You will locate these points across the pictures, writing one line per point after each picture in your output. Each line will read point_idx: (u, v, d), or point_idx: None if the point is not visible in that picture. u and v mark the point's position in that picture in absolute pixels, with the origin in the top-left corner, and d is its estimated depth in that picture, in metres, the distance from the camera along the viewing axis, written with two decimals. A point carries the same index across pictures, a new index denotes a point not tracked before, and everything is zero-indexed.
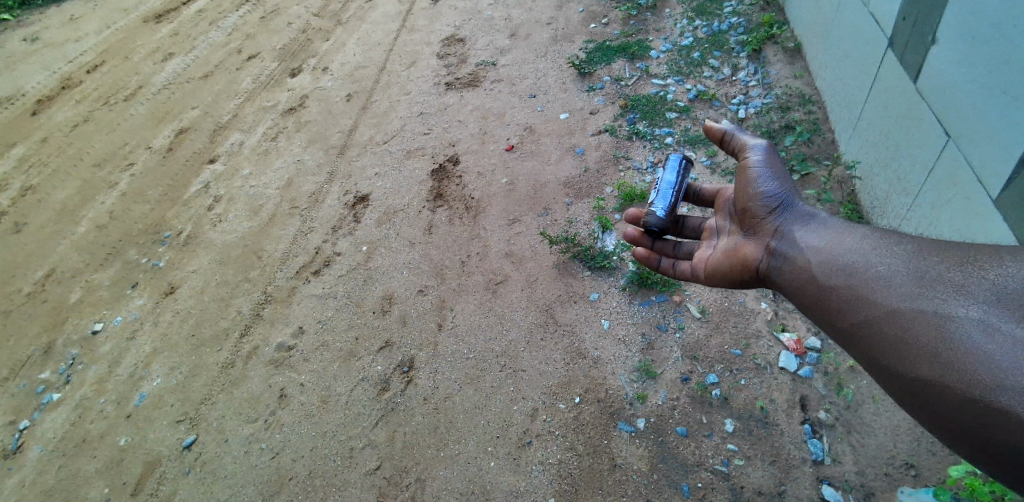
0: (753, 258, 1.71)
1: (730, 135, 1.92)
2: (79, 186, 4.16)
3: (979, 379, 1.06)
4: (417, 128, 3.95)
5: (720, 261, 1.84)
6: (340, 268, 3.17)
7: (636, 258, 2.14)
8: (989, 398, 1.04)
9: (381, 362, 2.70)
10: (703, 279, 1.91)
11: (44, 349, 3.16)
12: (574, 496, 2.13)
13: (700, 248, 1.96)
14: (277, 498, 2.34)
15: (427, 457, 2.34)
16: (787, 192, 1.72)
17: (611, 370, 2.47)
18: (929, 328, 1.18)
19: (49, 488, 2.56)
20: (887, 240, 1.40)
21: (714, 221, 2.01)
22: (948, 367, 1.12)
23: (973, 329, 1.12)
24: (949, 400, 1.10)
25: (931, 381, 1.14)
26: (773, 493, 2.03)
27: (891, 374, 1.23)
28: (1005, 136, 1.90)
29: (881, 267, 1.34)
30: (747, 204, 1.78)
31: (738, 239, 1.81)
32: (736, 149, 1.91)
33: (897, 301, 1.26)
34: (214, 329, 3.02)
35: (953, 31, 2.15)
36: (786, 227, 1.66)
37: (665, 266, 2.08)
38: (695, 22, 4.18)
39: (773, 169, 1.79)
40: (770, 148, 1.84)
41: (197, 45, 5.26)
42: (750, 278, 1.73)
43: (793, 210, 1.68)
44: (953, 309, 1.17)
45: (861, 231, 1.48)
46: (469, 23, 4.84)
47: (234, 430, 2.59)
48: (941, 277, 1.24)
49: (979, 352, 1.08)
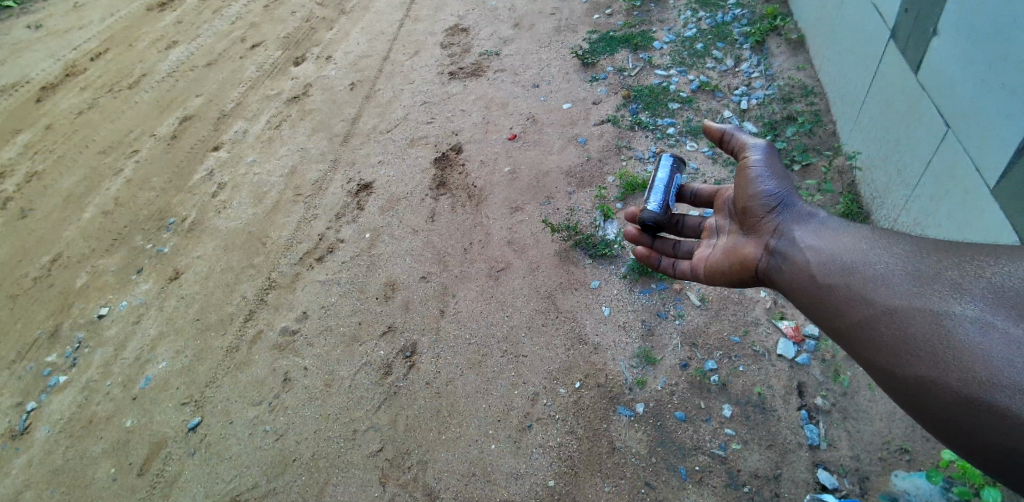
0: (753, 258, 1.72)
1: (729, 135, 1.94)
2: (85, 173, 4.19)
3: (976, 381, 1.07)
4: (420, 118, 3.96)
5: (720, 260, 1.84)
6: (344, 255, 3.19)
7: (636, 256, 2.13)
8: (985, 398, 1.05)
9: (384, 347, 2.74)
10: (703, 278, 1.91)
11: (50, 333, 3.20)
12: (573, 478, 2.17)
13: (700, 248, 1.97)
14: (281, 479, 2.38)
15: (428, 440, 2.38)
16: (787, 192, 1.74)
17: (611, 356, 2.49)
18: (927, 329, 1.19)
19: (57, 468, 2.61)
20: (886, 242, 1.41)
21: (713, 221, 2.01)
22: (945, 366, 1.13)
23: (970, 328, 1.13)
24: (946, 399, 1.11)
25: (928, 380, 1.15)
26: (769, 476, 2.06)
27: (889, 373, 1.24)
28: (1004, 125, 1.91)
29: (880, 267, 1.35)
30: (747, 203, 1.79)
31: (738, 239, 1.82)
32: (735, 149, 1.92)
33: (896, 300, 1.27)
34: (219, 314, 3.05)
35: (954, 25, 2.15)
36: (786, 227, 1.67)
37: (665, 266, 2.08)
38: (699, 13, 4.18)
39: (773, 168, 1.81)
40: (769, 148, 1.85)
41: (201, 34, 5.26)
42: (750, 278, 1.74)
43: (793, 210, 1.70)
44: (950, 308, 1.19)
45: (860, 232, 1.50)
46: (473, 13, 4.84)
47: (238, 413, 2.63)
48: (938, 275, 1.25)
49: (977, 352, 1.10)
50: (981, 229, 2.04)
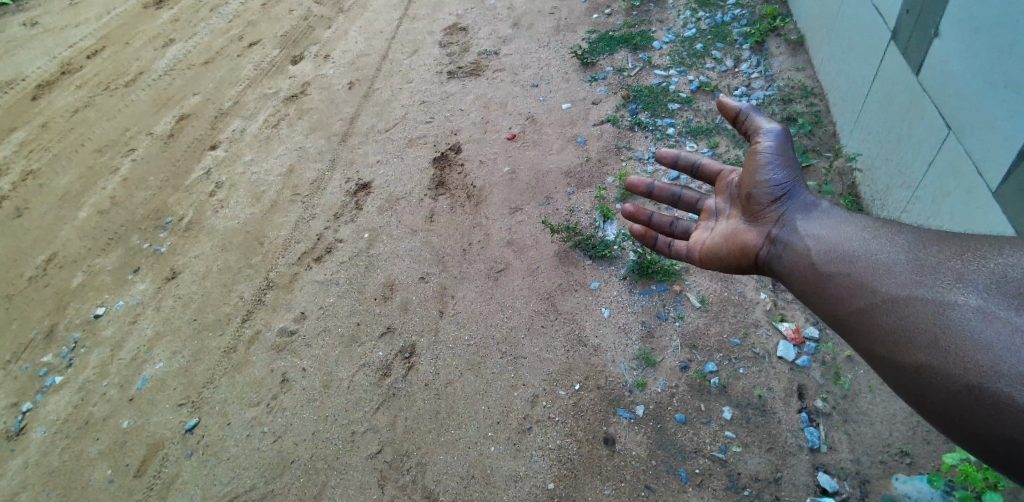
0: (753, 245, 1.70)
1: (744, 116, 1.85)
2: (81, 171, 4.16)
3: (978, 370, 1.06)
4: (419, 117, 3.94)
5: (718, 244, 1.81)
6: (342, 256, 3.18)
7: (633, 234, 2.09)
8: (987, 386, 1.04)
9: (382, 348, 2.72)
10: (699, 260, 1.88)
11: (46, 333, 3.18)
12: (573, 481, 2.16)
13: (698, 230, 1.92)
14: (279, 482, 2.36)
15: (427, 441, 2.37)
16: (794, 183, 1.69)
17: (611, 357, 2.49)
18: (929, 317, 1.18)
19: (53, 470, 2.59)
20: (888, 231, 1.41)
21: (714, 202, 1.94)
22: (947, 353, 1.12)
23: (972, 316, 1.13)
24: (946, 387, 1.10)
25: (928, 368, 1.14)
26: (769, 479, 2.05)
27: (887, 360, 1.23)
28: (1007, 128, 1.90)
29: (881, 256, 1.35)
30: (752, 190, 1.74)
31: (738, 224, 1.78)
32: (748, 131, 1.84)
33: (896, 289, 1.27)
34: (216, 314, 3.04)
35: (957, 24, 2.15)
36: (789, 216, 1.64)
37: (662, 245, 2.05)
38: (699, 13, 4.17)
39: (784, 156, 1.74)
40: (782, 134, 1.78)
41: (198, 31, 5.23)
42: (748, 265, 1.72)
43: (798, 200, 1.67)
44: (952, 297, 1.18)
45: (863, 222, 1.49)
46: (472, 12, 4.82)
47: (236, 414, 2.61)
48: (940, 265, 1.25)
49: (978, 340, 1.09)
50: (984, 231, 2.03)
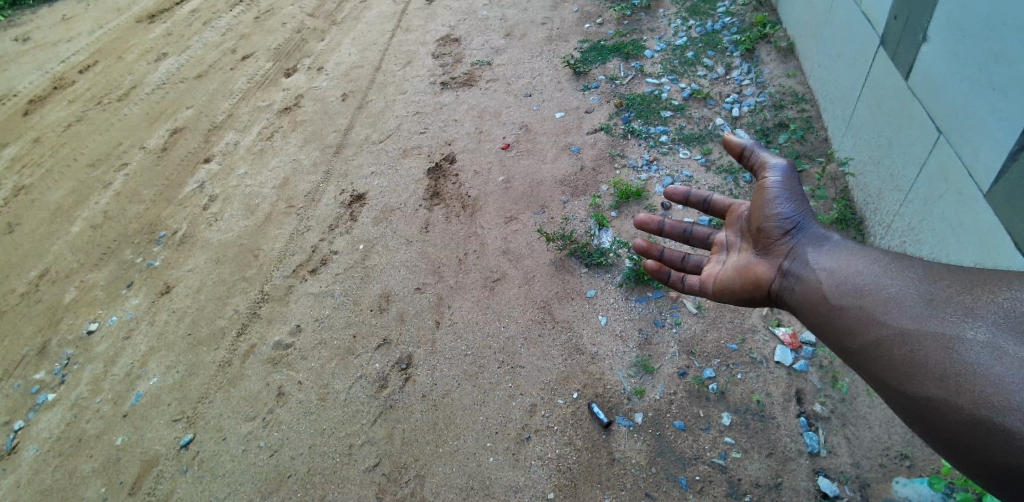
0: (765, 278, 1.65)
1: (749, 151, 1.80)
2: (74, 186, 4.14)
3: (986, 404, 1.04)
4: (413, 128, 3.95)
5: (731, 277, 1.75)
6: (338, 267, 3.17)
7: (648, 270, 2.07)
8: (995, 420, 1.02)
9: (379, 359, 2.71)
10: (712, 293, 1.82)
11: (38, 350, 3.14)
12: (573, 490, 2.14)
13: (709, 264, 1.88)
14: (275, 496, 2.34)
15: (426, 453, 2.35)
16: (803, 215, 1.65)
17: (609, 365, 2.48)
18: (939, 350, 1.16)
19: (45, 488, 2.55)
20: (899, 264, 1.37)
21: (724, 235, 1.89)
22: (955, 387, 1.10)
23: (981, 351, 1.10)
24: (953, 419, 1.09)
25: (939, 403, 1.12)
26: (770, 485, 2.05)
27: (898, 394, 1.21)
28: (995, 129, 1.93)
29: (890, 290, 1.32)
30: (762, 224, 1.70)
31: (749, 257, 1.73)
32: (754, 165, 1.80)
33: (907, 321, 1.24)
34: (211, 328, 3.01)
35: (944, 28, 2.18)
36: (799, 249, 1.60)
37: (674, 280, 2.00)
38: (689, 22, 4.21)
39: (791, 190, 1.70)
40: (788, 169, 1.74)
41: (191, 45, 5.24)
42: (762, 297, 1.67)
43: (808, 233, 1.62)
44: (960, 331, 1.15)
45: (873, 254, 1.45)
46: (464, 23, 4.85)
47: (232, 429, 2.59)
48: (951, 299, 1.22)
49: (987, 374, 1.07)
50: (975, 231, 2.04)
